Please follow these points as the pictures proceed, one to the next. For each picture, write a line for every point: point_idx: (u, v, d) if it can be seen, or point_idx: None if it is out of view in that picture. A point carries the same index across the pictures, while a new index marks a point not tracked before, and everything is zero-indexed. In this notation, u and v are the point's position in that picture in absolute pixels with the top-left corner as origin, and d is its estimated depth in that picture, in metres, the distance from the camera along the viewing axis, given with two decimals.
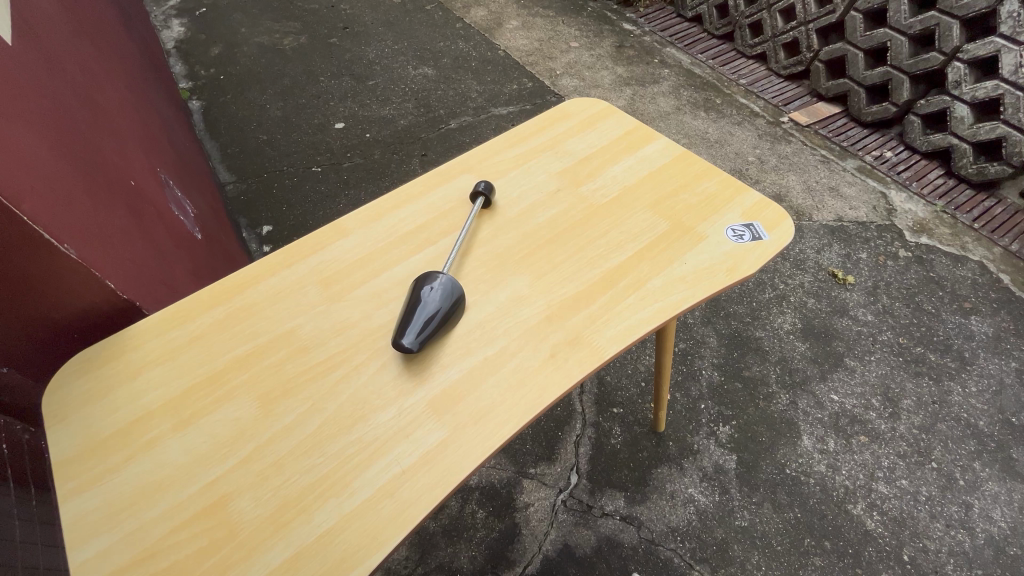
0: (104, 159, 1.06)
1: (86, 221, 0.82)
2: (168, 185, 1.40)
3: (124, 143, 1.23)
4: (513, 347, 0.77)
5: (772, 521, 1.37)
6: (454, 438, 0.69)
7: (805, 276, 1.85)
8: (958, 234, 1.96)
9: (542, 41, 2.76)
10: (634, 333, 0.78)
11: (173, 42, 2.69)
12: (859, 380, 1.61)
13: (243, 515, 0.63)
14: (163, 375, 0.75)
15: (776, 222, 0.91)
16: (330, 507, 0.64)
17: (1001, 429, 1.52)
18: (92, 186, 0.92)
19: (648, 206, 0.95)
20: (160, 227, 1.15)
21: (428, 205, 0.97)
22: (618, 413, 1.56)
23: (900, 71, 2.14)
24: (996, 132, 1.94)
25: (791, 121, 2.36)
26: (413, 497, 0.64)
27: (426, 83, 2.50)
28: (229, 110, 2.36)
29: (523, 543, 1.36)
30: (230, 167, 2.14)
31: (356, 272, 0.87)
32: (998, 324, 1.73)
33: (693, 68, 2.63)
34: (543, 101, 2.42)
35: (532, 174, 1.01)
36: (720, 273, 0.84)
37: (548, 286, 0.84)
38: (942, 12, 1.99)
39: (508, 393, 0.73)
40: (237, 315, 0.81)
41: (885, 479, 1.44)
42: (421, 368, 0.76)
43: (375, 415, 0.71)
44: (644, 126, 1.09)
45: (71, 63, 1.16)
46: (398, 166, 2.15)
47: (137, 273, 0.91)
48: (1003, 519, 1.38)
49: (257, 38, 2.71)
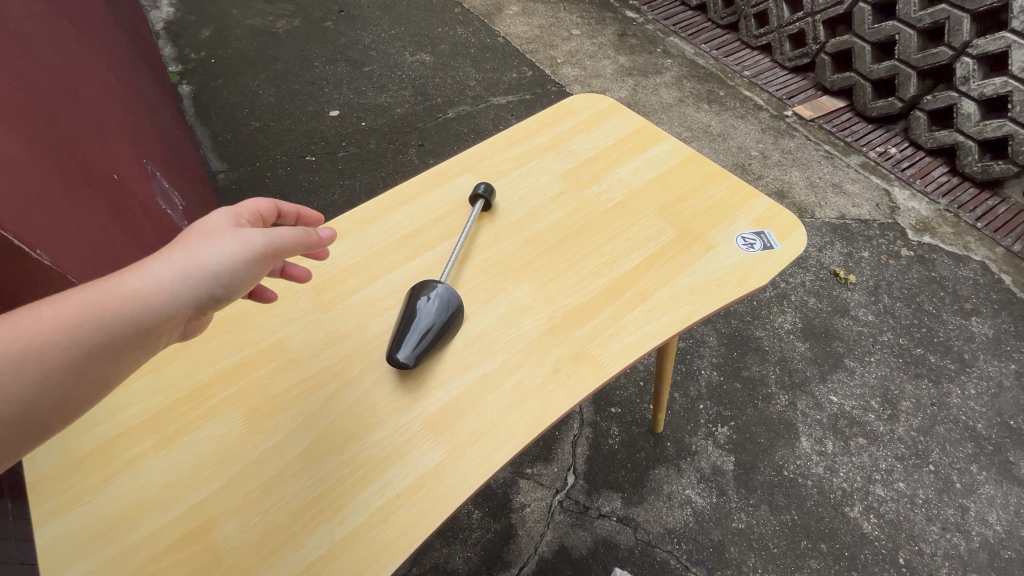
0: (83, 150, 1.00)
1: (63, 222, 0.78)
2: (154, 176, 1.34)
3: (106, 133, 1.18)
4: (514, 363, 0.74)
5: (769, 523, 1.36)
6: (451, 460, 0.66)
7: (807, 275, 1.82)
8: (961, 233, 1.93)
9: (543, 28, 2.68)
10: (639, 349, 0.74)
11: (162, 23, 2.60)
12: (859, 381, 1.59)
13: (229, 541, 0.60)
14: (146, 388, 0.72)
15: (788, 231, 0.88)
16: (320, 533, 0.61)
17: (999, 432, 1.51)
18: (70, 182, 0.87)
19: (655, 212, 0.91)
20: (145, 224, 1.11)
21: (424, 206, 0.93)
22: (616, 413, 1.54)
23: (908, 65, 2.10)
24: (1003, 129, 1.90)
25: (795, 115, 2.31)
26: (408, 523, 0.61)
27: (423, 71, 2.43)
28: (220, 95, 2.29)
29: (519, 543, 1.34)
30: (221, 155, 2.08)
31: (349, 279, 0.83)
32: (998, 325, 1.71)
33: (697, 59, 2.57)
34: (543, 91, 2.36)
35: (534, 175, 0.97)
36: (730, 285, 0.81)
37: (551, 297, 0.81)
38: (952, 5, 1.94)
39: (508, 412, 0.69)
40: (223, 324, 0.78)
41: (883, 482, 1.43)
42: (416, 382, 0.72)
43: (369, 434, 0.68)
44: (651, 126, 1.05)
45: (47, 46, 1.09)
46: (394, 156, 2.09)
47: (116, 276, 0.86)
48: (998, 522, 1.37)
49: (249, 21, 2.62)
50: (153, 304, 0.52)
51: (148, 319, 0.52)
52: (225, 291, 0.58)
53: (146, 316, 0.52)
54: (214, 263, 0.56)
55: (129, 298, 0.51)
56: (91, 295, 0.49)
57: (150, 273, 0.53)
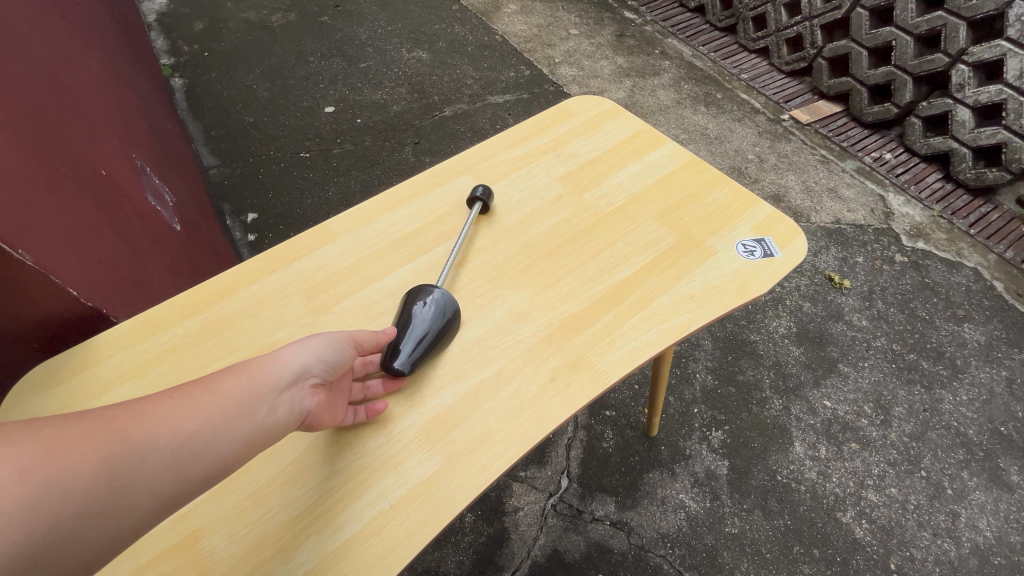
0: (71, 146, 0.98)
1: (47, 219, 0.75)
2: (144, 172, 1.31)
3: (95, 128, 1.15)
4: (510, 370, 0.73)
5: (762, 528, 1.36)
6: (446, 470, 0.64)
7: (802, 279, 1.82)
8: (954, 240, 1.94)
9: (541, 27, 2.67)
10: (639, 358, 0.73)
11: (154, 14, 2.55)
12: (852, 387, 1.60)
13: (215, 554, 0.59)
14: (132, 393, 0.69)
15: (788, 238, 0.87)
16: (311, 545, 0.59)
17: (990, 439, 1.52)
18: (56, 178, 0.85)
19: (655, 217, 0.90)
20: (134, 222, 1.08)
21: (420, 209, 0.91)
22: (610, 416, 1.53)
23: (904, 71, 2.10)
24: (997, 137, 1.91)
25: (792, 119, 2.31)
26: (402, 537, 0.60)
27: (420, 68, 2.40)
28: (213, 88, 2.25)
29: (512, 548, 1.33)
30: (214, 150, 2.04)
31: (343, 282, 0.81)
32: (990, 332, 1.72)
33: (694, 61, 2.56)
34: (540, 90, 2.35)
35: (533, 178, 0.95)
36: (729, 293, 0.80)
37: (549, 302, 0.79)
38: (949, 12, 1.95)
39: (505, 421, 0.68)
40: (213, 327, 0.76)
41: (875, 487, 1.43)
42: (412, 389, 0.71)
43: (362, 442, 0.66)
44: (651, 130, 1.04)
45: (33, 36, 1.06)
46: (390, 154, 2.07)
47: (102, 276, 0.83)
48: (989, 528, 1.38)
49: (243, 14, 2.59)
50: (273, 402, 0.55)
51: (269, 418, 0.54)
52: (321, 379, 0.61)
53: (269, 412, 0.55)
54: (312, 356, 0.60)
55: (253, 394, 0.54)
56: (220, 395, 0.52)
57: (264, 368, 0.56)
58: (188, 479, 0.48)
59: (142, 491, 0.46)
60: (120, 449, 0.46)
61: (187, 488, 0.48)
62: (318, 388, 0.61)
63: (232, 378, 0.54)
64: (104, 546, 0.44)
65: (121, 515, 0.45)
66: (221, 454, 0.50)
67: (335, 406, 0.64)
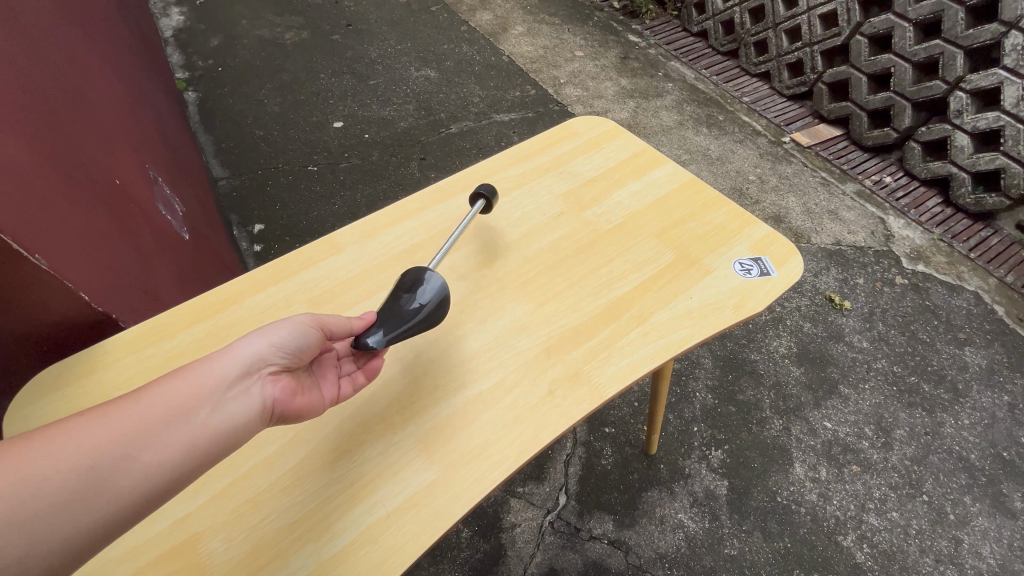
0: (87, 156, 1.01)
1: (62, 226, 0.78)
2: (156, 182, 1.35)
3: (110, 138, 1.18)
4: (509, 382, 0.74)
5: (761, 550, 1.35)
6: (443, 479, 0.65)
7: (802, 300, 1.83)
8: (954, 263, 1.95)
9: (546, 49, 2.73)
10: (636, 372, 0.74)
11: (171, 30, 2.63)
12: (852, 408, 1.59)
13: (214, 558, 0.59)
14: None
15: (784, 258, 0.88)
16: (308, 552, 0.60)
17: (992, 464, 1.51)
18: (72, 186, 0.87)
19: (653, 235, 0.92)
20: (145, 231, 1.10)
21: (424, 222, 0.94)
22: (609, 433, 1.53)
23: (902, 97, 2.14)
24: (995, 163, 1.94)
25: (792, 142, 2.35)
26: (396, 544, 0.60)
27: (428, 86, 2.46)
28: (226, 102, 2.31)
29: (509, 565, 1.32)
30: (224, 161, 2.08)
31: (348, 292, 0.83)
32: (991, 355, 1.72)
33: (697, 84, 2.62)
34: (546, 110, 2.40)
35: (535, 194, 0.98)
36: (727, 309, 0.81)
37: (548, 316, 0.81)
38: (946, 41, 1.99)
39: (502, 432, 0.69)
40: (218, 333, 0.77)
41: (876, 511, 1.42)
42: (411, 399, 0.72)
43: (361, 450, 0.67)
44: (651, 150, 1.06)
45: (55, 50, 1.11)
46: (397, 168, 2.10)
47: (112, 281, 0.85)
48: (992, 555, 1.36)
49: (258, 31, 2.66)
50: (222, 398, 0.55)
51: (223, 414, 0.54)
52: (281, 366, 0.62)
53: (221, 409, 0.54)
54: (263, 345, 0.60)
55: (196, 392, 0.54)
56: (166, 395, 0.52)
57: (211, 366, 0.56)
58: (153, 468, 0.49)
59: (111, 483, 0.47)
60: (80, 446, 0.47)
61: (158, 476, 0.50)
62: (280, 375, 0.61)
63: (174, 381, 0.54)
64: (85, 528, 0.46)
65: (97, 503, 0.46)
66: (180, 447, 0.51)
67: (313, 390, 0.65)
